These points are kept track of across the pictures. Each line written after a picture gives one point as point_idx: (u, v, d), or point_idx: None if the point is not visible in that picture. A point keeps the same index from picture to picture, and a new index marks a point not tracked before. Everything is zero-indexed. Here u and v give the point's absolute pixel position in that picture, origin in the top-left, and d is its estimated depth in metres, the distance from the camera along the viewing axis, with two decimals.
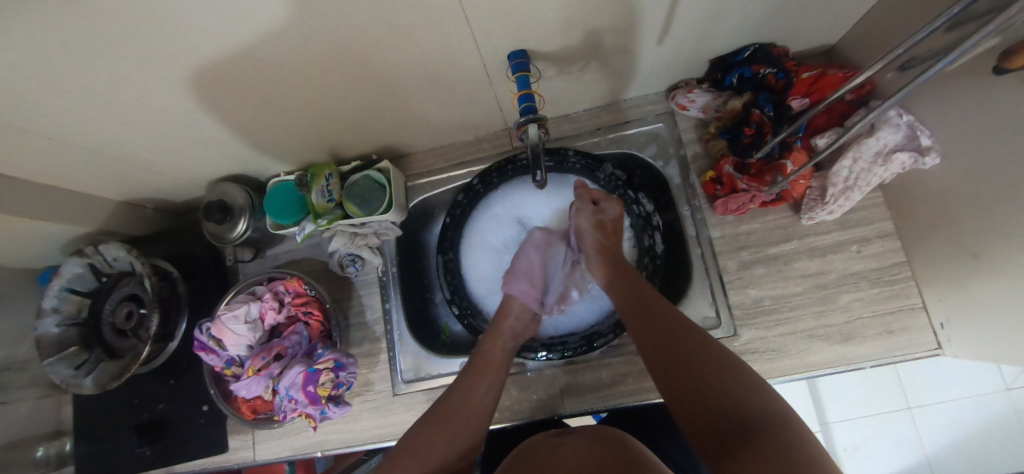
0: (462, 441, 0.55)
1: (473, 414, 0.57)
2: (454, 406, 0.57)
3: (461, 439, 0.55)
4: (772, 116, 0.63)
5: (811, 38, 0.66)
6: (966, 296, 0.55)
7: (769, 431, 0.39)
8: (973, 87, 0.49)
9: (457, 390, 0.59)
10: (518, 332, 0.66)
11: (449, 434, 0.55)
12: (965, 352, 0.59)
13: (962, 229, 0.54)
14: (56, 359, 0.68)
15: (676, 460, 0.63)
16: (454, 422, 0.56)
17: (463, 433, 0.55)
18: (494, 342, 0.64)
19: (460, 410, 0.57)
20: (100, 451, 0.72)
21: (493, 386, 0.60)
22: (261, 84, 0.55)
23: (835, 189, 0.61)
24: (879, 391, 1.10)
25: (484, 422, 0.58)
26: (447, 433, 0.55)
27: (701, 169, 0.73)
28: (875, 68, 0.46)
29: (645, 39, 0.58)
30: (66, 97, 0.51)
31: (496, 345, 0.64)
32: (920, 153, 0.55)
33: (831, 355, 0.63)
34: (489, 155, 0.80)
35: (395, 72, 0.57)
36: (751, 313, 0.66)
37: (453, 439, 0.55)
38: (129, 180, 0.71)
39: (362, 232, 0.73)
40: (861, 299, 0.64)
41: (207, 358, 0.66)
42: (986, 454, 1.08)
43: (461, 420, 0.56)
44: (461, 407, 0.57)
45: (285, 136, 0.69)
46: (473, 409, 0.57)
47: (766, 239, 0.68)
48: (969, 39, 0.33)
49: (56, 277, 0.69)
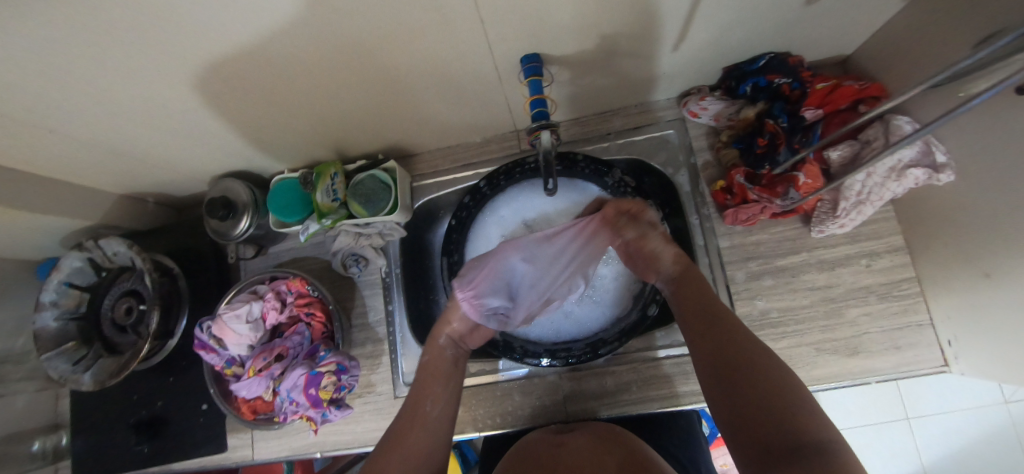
0: (423, 460, 0.51)
1: (425, 426, 0.54)
2: (405, 425, 0.53)
3: (419, 457, 0.51)
4: (786, 126, 0.62)
5: (828, 49, 0.65)
6: (974, 314, 0.55)
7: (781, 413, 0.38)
8: (991, 104, 0.48)
9: (405, 408, 0.56)
10: (458, 335, 0.63)
11: (404, 454, 0.51)
12: (971, 370, 0.58)
13: (975, 248, 0.53)
14: (54, 354, 0.66)
15: (677, 457, 0.63)
16: (408, 440, 0.52)
17: (420, 449, 0.52)
18: (432, 352, 0.62)
19: (411, 425, 0.53)
20: (98, 447, 0.72)
21: (443, 393, 0.57)
22: (268, 80, 0.54)
23: (846, 203, 0.60)
24: (878, 401, 1.11)
25: (442, 433, 0.54)
26: (403, 453, 0.51)
27: (711, 178, 0.72)
28: (904, 96, 0.47)
29: (661, 45, 0.57)
30: (69, 90, 0.49)
31: (435, 353, 0.61)
32: (935, 170, 0.54)
33: (837, 369, 0.63)
34: (497, 157, 0.79)
35: (406, 71, 0.56)
36: (757, 325, 0.66)
37: (411, 459, 0.50)
38: (132, 174, 0.70)
39: (367, 232, 0.72)
40: (870, 313, 0.63)
41: (207, 357, 0.65)
42: (982, 466, 1.08)
43: (413, 436, 0.52)
44: (410, 422, 0.54)
45: (291, 133, 0.68)
46: (426, 422, 0.54)
47: (775, 250, 0.67)
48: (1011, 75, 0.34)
49: (55, 270, 0.68)
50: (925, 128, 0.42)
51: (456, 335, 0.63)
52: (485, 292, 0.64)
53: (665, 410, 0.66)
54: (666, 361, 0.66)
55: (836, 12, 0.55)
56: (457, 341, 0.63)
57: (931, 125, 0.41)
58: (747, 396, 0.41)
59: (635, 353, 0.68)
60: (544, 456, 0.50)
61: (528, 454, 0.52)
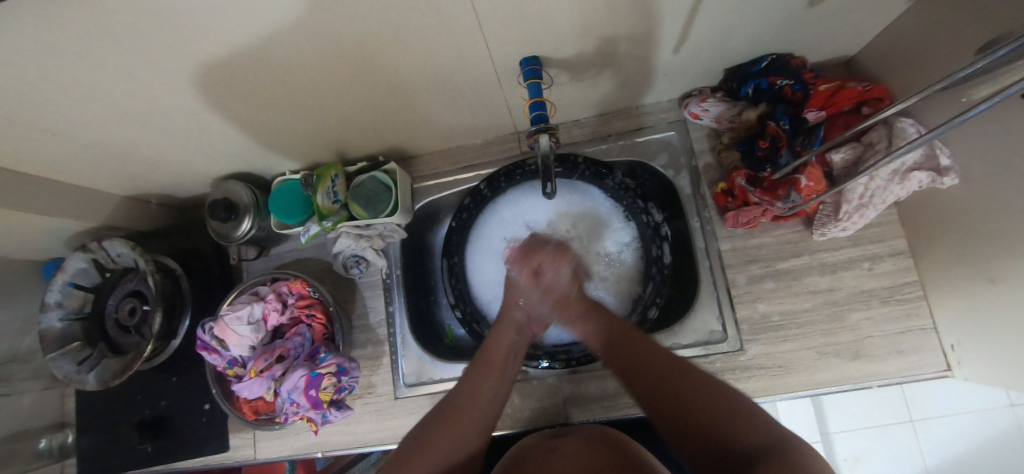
0: (472, 439, 0.54)
1: (481, 411, 0.55)
2: (459, 405, 0.55)
3: (471, 438, 0.53)
4: (788, 128, 0.62)
5: (832, 49, 0.64)
6: (978, 319, 0.55)
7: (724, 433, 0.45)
8: (996, 108, 0.48)
9: (463, 387, 0.57)
10: (526, 322, 0.62)
11: (454, 435, 0.52)
12: (975, 375, 0.58)
13: (980, 252, 0.53)
14: (59, 355, 0.68)
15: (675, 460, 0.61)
16: (463, 422, 0.54)
17: (472, 432, 0.54)
18: (499, 336, 0.61)
19: (469, 406, 0.55)
20: (103, 445, 0.73)
21: (501, 381, 0.58)
22: (269, 83, 0.54)
23: (849, 206, 0.60)
24: (881, 404, 1.10)
25: (492, 418, 0.57)
26: (456, 433, 0.53)
27: (712, 180, 0.71)
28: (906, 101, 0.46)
29: (662, 47, 0.56)
30: (72, 94, 0.50)
31: (501, 338, 0.61)
32: (939, 173, 0.54)
33: (838, 373, 0.63)
34: (497, 158, 0.78)
35: (406, 75, 0.56)
36: (758, 328, 0.65)
37: (462, 436, 0.53)
38: (135, 176, 0.71)
39: (367, 234, 0.72)
40: (872, 317, 0.63)
41: (209, 358, 0.65)
42: (987, 470, 1.07)
43: (469, 419, 0.54)
44: (469, 404, 0.55)
45: (292, 135, 0.68)
46: (478, 405, 0.56)
47: (776, 253, 0.67)
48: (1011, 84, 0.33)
49: (60, 272, 0.69)
50: (929, 133, 0.41)
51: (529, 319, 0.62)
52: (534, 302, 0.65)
53: None
54: None
55: (839, 14, 0.54)
56: (524, 328, 0.63)
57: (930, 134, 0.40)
58: (708, 426, 0.45)
59: None
60: (538, 458, 0.51)
61: (522, 461, 0.51)
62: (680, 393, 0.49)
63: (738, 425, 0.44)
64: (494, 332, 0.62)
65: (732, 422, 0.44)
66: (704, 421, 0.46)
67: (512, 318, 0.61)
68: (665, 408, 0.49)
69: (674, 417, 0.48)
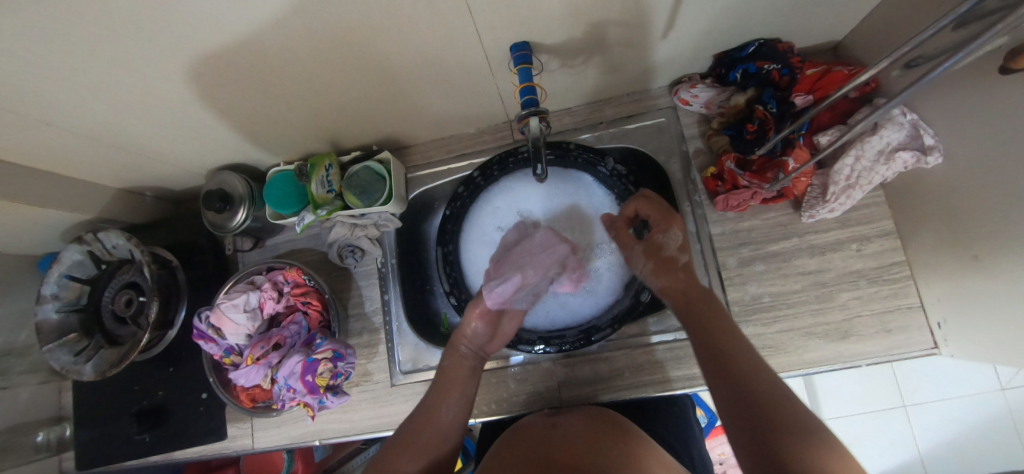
0: (431, 456, 0.55)
1: (435, 430, 0.57)
2: (419, 423, 0.57)
3: (429, 454, 0.55)
4: (776, 112, 0.63)
5: (818, 35, 0.65)
6: (965, 295, 0.55)
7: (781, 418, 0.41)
8: (977, 86, 0.49)
9: (424, 405, 0.60)
10: (478, 346, 0.66)
11: (417, 450, 0.55)
12: (962, 352, 0.59)
13: (964, 230, 0.54)
14: (56, 345, 0.68)
15: (670, 441, 0.64)
16: (418, 440, 0.55)
17: (428, 448, 0.55)
18: (453, 359, 0.65)
19: (423, 426, 0.57)
20: (101, 436, 0.73)
21: (459, 401, 0.61)
22: (261, 73, 0.55)
23: (836, 187, 0.61)
24: (875, 390, 1.11)
25: (449, 437, 0.58)
26: (411, 451, 0.54)
27: (702, 165, 0.72)
28: (880, 66, 0.44)
29: (650, 33, 0.57)
30: (65, 84, 0.50)
31: (456, 361, 0.65)
32: (923, 152, 0.55)
33: (829, 353, 0.63)
34: (490, 147, 0.79)
35: (397, 62, 0.56)
36: (749, 310, 0.66)
37: (420, 453, 0.54)
38: (129, 168, 0.71)
39: (362, 223, 0.73)
40: (861, 297, 0.64)
41: (206, 347, 0.66)
42: (980, 454, 1.09)
43: (424, 437, 0.56)
44: (423, 425, 0.57)
45: (285, 125, 0.68)
46: (438, 423, 0.58)
47: (766, 236, 0.67)
48: (973, 41, 0.32)
49: (56, 263, 0.69)
50: (884, 106, 0.43)
51: (476, 346, 0.66)
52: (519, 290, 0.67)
53: (658, 395, 0.66)
54: (658, 346, 0.67)
55: None
56: (479, 352, 0.66)
57: (902, 97, 0.39)
58: (754, 407, 0.43)
59: (628, 339, 0.68)
60: (535, 439, 0.50)
61: (525, 434, 0.52)
62: (740, 369, 0.47)
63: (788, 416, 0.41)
64: (448, 359, 0.65)
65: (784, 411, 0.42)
66: (754, 400, 0.44)
67: (461, 344, 0.65)
68: (723, 379, 0.48)
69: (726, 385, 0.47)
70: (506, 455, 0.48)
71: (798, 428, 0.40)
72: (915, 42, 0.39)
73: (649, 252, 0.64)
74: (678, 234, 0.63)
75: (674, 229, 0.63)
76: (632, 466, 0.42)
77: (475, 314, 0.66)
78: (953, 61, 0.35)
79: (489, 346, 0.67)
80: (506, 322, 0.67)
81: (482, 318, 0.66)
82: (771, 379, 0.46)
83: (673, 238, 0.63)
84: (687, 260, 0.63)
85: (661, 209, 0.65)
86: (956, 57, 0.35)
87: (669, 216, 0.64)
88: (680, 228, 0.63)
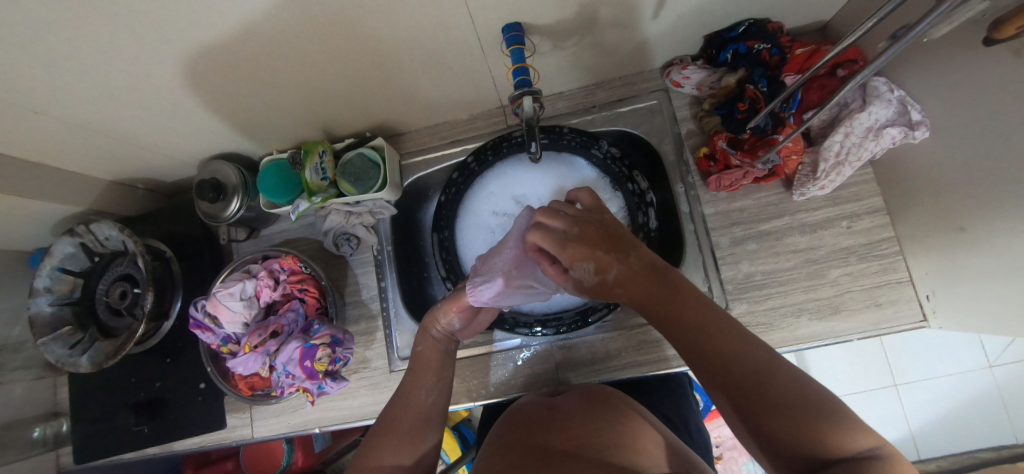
0: (417, 447, 0.53)
1: (417, 416, 0.55)
2: (397, 410, 0.55)
3: (415, 441, 0.53)
4: (766, 92, 0.63)
5: (806, 15, 0.66)
6: (953, 268, 0.56)
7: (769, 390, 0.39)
8: (963, 61, 0.49)
9: (399, 394, 0.57)
10: (450, 330, 0.61)
11: (400, 438, 0.52)
12: (950, 324, 0.60)
13: (951, 203, 0.55)
14: (51, 339, 0.68)
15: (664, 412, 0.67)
16: (400, 428, 0.53)
17: (414, 434, 0.53)
18: (425, 342, 0.61)
19: (403, 414, 0.54)
20: (99, 429, 0.73)
21: (436, 385, 0.58)
22: (251, 60, 0.54)
23: (826, 164, 0.61)
24: (867, 369, 1.13)
25: (433, 421, 0.56)
26: (396, 442, 0.52)
27: (694, 146, 0.73)
28: (846, 42, 0.46)
29: (641, 13, 0.57)
30: (52, 71, 0.49)
31: (428, 345, 0.61)
32: (910, 127, 0.56)
33: (820, 328, 0.65)
34: (484, 133, 0.79)
35: (388, 46, 0.56)
36: (742, 288, 0.67)
37: (405, 446, 0.52)
38: (119, 159, 0.70)
39: (358, 211, 0.74)
40: (851, 273, 0.65)
41: (203, 336, 0.66)
42: (968, 429, 1.12)
43: (407, 425, 0.54)
44: (402, 413, 0.54)
45: (277, 113, 0.68)
46: (416, 410, 0.55)
47: (757, 215, 0.68)
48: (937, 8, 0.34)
49: (48, 256, 0.69)
50: (864, 72, 0.43)
51: (448, 330, 0.61)
52: (509, 293, 0.59)
53: (655, 373, 0.67)
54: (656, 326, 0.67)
55: None
56: (450, 335, 0.62)
57: (873, 65, 0.40)
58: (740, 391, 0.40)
59: (626, 320, 0.69)
60: (535, 417, 0.51)
61: (522, 416, 0.52)
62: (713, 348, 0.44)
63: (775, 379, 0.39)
64: (419, 343, 0.61)
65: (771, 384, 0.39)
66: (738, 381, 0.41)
67: (432, 329, 0.61)
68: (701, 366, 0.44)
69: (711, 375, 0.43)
70: (505, 437, 0.49)
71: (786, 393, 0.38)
72: (878, 17, 0.41)
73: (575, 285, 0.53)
74: (586, 264, 0.50)
75: (580, 263, 0.50)
76: (626, 448, 0.43)
77: (456, 309, 0.60)
78: (926, 24, 0.35)
79: (461, 331, 0.63)
80: (482, 315, 0.63)
81: (461, 313, 0.60)
82: (741, 343, 0.43)
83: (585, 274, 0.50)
84: (621, 267, 0.49)
85: (556, 242, 0.50)
86: (930, 18, 0.35)
87: (566, 256, 0.50)
88: (588, 257, 0.49)
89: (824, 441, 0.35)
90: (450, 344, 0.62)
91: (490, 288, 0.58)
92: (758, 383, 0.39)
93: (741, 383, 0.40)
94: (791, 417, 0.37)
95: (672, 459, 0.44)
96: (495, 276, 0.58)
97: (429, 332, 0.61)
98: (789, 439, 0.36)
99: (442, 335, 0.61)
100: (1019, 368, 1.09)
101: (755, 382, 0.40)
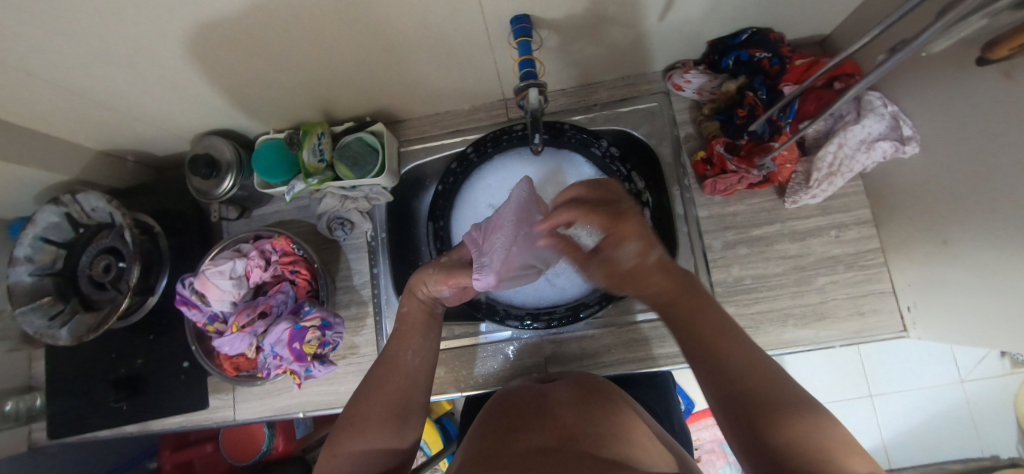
0: (403, 409, 0.52)
1: (405, 376, 0.55)
2: (383, 371, 0.55)
3: (400, 402, 0.53)
4: (764, 99, 0.65)
5: (807, 28, 0.67)
6: (935, 282, 0.58)
7: (775, 405, 0.40)
8: (953, 80, 0.51)
9: (385, 355, 0.57)
10: (434, 292, 0.60)
11: (385, 399, 0.52)
12: (928, 334, 0.62)
13: (935, 219, 0.57)
14: (29, 309, 0.66)
15: (650, 405, 0.68)
16: (388, 388, 0.53)
17: (398, 396, 0.53)
18: (410, 303, 0.61)
19: (390, 375, 0.54)
20: (76, 403, 0.72)
21: (423, 346, 0.58)
22: (254, 35, 0.53)
23: (819, 174, 0.63)
24: (844, 379, 1.15)
25: (420, 383, 0.55)
26: (383, 402, 0.52)
27: (693, 149, 0.74)
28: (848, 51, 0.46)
29: (648, 13, 0.58)
30: (46, 32, 0.48)
31: (411, 306, 0.61)
32: (901, 142, 0.58)
33: (803, 334, 0.66)
34: (484, 125, 0.80)
35: (395, 31, 0.55)
36: (731, 291, 0.69)
37: (391, 414, 0.51)
38: (109, 129, 0.69)
39: (353, 195, 0.72)
40: (836, 282, 0.66)
41: (189, 313, 0.65)
42: (936, 442, 1.15)
43: (394, 385, 0.53)
44: (390, 373, 0.54)
45: (276, 93, 0.67)
46: (402, 371, 0.55)
47: (750, 221, 0.70)
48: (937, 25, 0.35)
49: (30, 224, 0.67)
50: (861, 83, 0.43)
51: (433, 295, 0.60)
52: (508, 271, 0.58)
53: (642, 371, 0.68)
54: (644, 324, 0.69)
55: None
56: (437, 299, 0.61)
57: (870, 79, 0.42)
58: (747, 400, 0.42)
59: (615, 316, 0.70)
60: (529, 406, 0.51)
61: (514, 403, 0.53)
62: (722, 351, 0.46)
63: (784, 398, 0.41)
64: (404, 303, 0.61)
65: (776, 396, 0.41)
66: (748, 393, 0.42)
67: (417, 290, 0.60)
68: (705, 363, 0.47)
69: (726, 384, 0.44)
70: (500, 420, 0.49)
71: (795, 415, 0.39)
72: (881, 28, 0.41)
73: (608, 267, 0.55)
74: (633, 244, 0.53)
75: (626, 241, 0.54)
76: (619, 437, 0.43)
77: (448, 282, 0.58)
78: (927, 38, 0.36)
79: (447, 297, 0.61)
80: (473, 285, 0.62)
81: (452, 286, 0.58)
82: (756, 356, 0.45)
83: (627, 252, 0.54)
84: (659, 253, 0.54)
85: (605, 216, 0.54)
86: (928, 32, 0.35)
87: (615, 225, 0.53)
88: (634, 236, 0.53)
89: (826, 460, 0.35)
90: (438, 305, 0.62)
91: (497, 260, 0.55)
92: (766, 396, 0.41)
93: (749, 389, 0.42)
94: (795, 429, 0.38)
95: (670, 460, 0.44)
96: (498, 252, 0.56)
97: (417, 294, 0.60)
98: (786, 447, 0.37)
99: (427, 297, 0.60)
100: (986, 383, 1.13)
101: (764, 400, 0.41)
